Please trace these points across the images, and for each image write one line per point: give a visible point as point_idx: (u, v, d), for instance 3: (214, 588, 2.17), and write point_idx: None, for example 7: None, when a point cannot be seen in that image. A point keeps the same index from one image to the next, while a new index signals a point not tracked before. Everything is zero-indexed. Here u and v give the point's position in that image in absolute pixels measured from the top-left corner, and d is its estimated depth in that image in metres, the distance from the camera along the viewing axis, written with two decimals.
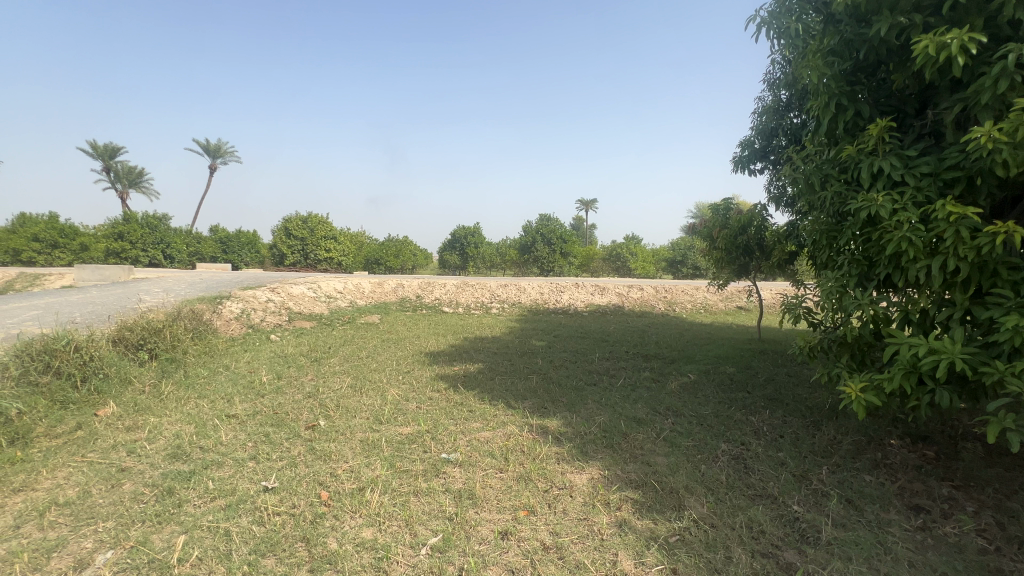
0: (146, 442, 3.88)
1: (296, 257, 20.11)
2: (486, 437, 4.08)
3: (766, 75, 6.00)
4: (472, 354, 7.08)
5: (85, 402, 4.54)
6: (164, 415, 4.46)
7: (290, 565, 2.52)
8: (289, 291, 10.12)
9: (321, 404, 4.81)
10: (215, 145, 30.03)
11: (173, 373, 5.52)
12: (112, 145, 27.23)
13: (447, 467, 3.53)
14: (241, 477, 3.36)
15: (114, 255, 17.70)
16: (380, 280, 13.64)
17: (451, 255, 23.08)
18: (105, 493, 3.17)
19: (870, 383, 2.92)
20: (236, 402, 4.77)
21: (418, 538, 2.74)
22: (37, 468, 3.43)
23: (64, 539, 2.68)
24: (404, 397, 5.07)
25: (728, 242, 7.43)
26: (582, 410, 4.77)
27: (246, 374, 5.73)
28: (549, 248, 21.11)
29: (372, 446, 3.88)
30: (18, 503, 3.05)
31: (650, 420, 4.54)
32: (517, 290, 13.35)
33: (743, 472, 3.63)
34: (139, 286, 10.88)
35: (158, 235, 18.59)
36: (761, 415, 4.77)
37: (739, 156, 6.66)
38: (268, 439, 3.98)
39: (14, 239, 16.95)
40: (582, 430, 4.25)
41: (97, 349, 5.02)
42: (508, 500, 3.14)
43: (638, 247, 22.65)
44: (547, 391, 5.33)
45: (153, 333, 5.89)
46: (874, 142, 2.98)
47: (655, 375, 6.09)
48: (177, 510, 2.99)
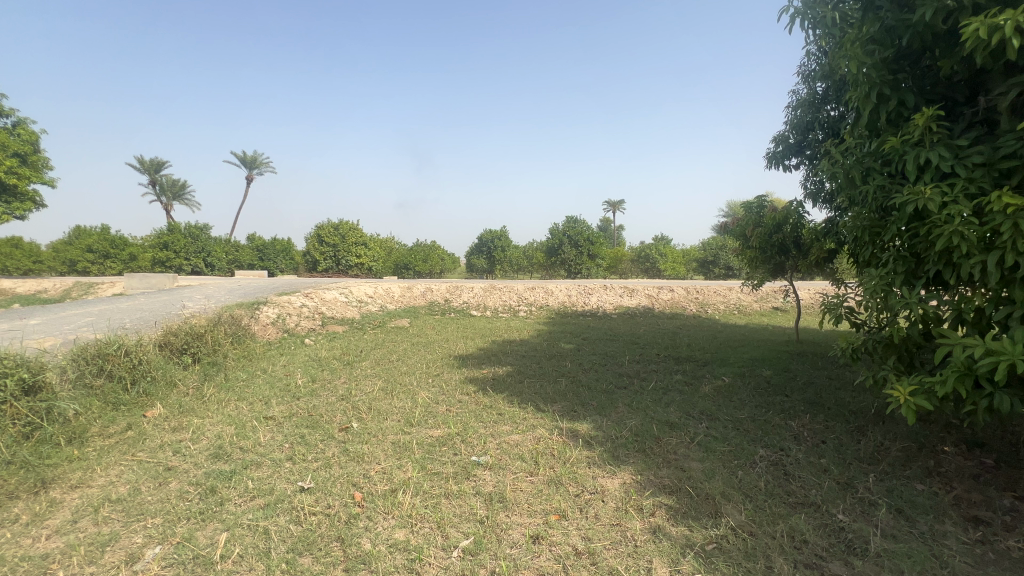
0: (191, 442, 4.06)
1: (328, 263, 20.67)
2: (515, 440, 4.06)
3: (800, 67, 5.82)
4: (501, 358, 7.09)
5: (135, 403, 4.79)
6: (206, 416, 4.65)
7: (325, 564, 2.56)
8: (323, 296, 10.40)
9: (354, 407, 4.91)
10: (252, 156, 31.17)
11: (214, 376, 5.76)
12: (158, 160, 28.72)
13: (477, 470, 3.54)
14: (279, 477, 3.47)
15: (160, 264, 18.71)
16: (408, 284, 13.82)
17: (478, 259, 23.33)
18: (152, 491, 3.32)
19: (919, 386, 2.77)
20: (273, 405, 4.92)
21: (450, 540, 2.75)
22: (92, 465, 3.63)
23: (116, 535, 2.82)
24: (434, 400, 5.12)
25: (762, 241, 7.19)
26: (612, 413, 4.70)
27: (282, 377, 5.90)
28: (577, 250, 20.98)
29: (403, 448, 3.93)
30: (73, 499, 3.22)
31: (683, 424, 4.44)
32: (545, 293, 13.30)
33: (782, 479, 3.49)
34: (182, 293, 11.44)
35: (199, 244, 19.52)
36: (801, 420, 4.59)
37: (773, 151, 6.45)
38: (303, 441, 4.08)
39: (72, 250, 18.16)
40: (613, 433, 4.18)
41: (144, 353, 5.27)
42: (539, 504, 3.12)
43: (667, 248, 22.28)
44: (576, 394, 5.28)
45: (196, 338, 6.15)
46: (921, 133, 2.82)
47: (688, 378, 5.94)
48: (219, 507, 3.10)
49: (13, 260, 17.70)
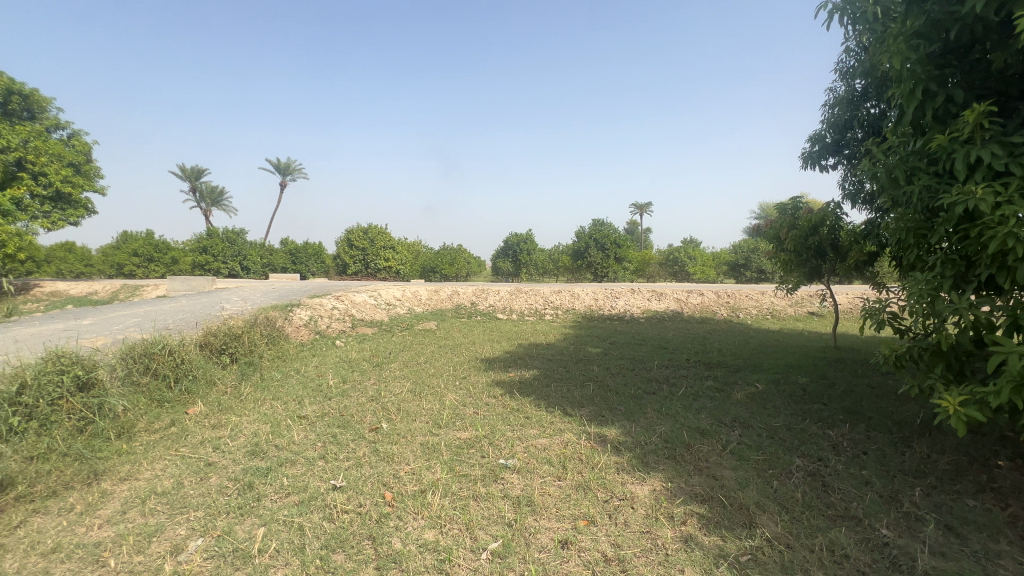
0: (229, 439, 4.22)
1: (357, 266, 21.15)
2: (543, 444, 4.06)
3: (838, 64, 5.64)
4: (527, 361, 7.09)
5: (177, 401, 5.02)
6: (243, 414, 4.82)
7: (358, 562, 2.61)
8: (353, 299, 10.65)
9: (383, 408, 5.00)
10: (286, 163, 32.20)
11: (250, 376, 5.98)
12: (198, 167, 29.99)
13: (505, 473, 3.55)
14: (313, 475, 3.57)
15: (200, 267, 19.55)
16: (435, 287, 13.99)
17: (504, 262, 23.47)
18: (194, 486, 3.46)
19: (971, 396, 2.62)
20: (306, 404, 5.07)
21: (479, 542, 2.77)
22: (140, 459, 3.82)
23: (162, 526, 2.95)
24: (461, 402, 5.16)
25: (798, 244, 6.95)
26: (641, 419, 4.64)
27: (315, 378, 6.07)
28: (604, 253, 20.79)
29: (432, 450, 3.98)
30: (122, 491, 3.38)
31: (715, 432, 4.33)
32: (571, 296, 13.22)
33: (821, 491, 3.37)
34: (221, 295, 11.93)
35: (236, 248, 20.29)
36: (840, 429, 4.42)
37: (808, 151, 6.25)
38: (336, 440, 4.18)
39: (119, 254, 19.16)
40: (642, 439, 4.12)
41: (186, 352, 5.50)
42: (567, 508, 3.10)
43: (697, 251, 21.87)
44: (604, 399, 5.23)
45: (234, 338, 6.37)
46: (971, 130, 2.69)
47: (719, 385, 5.80)
48: (256, 503, 3.21)
49: (66, 264, 18.83)
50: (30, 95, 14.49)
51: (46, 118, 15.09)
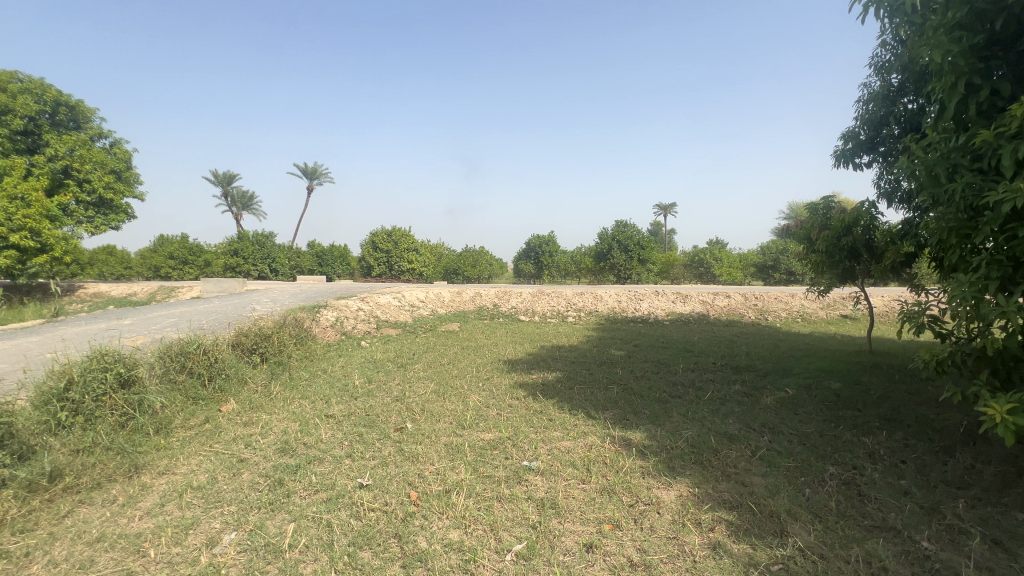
0: (260, 436, 4.34)
1: (382, 268, 21.51)
2: (567, 447, 4.04)
3: (872, 58, 5.46)
4: (550, 363, 7.07)
5: (211, 398, 5.19)
6: (273, 412, 4.95)
7: (384, 559, 2.65)
8: (378, 300, 10.83)
9: (407, 408, 5.07)
10: (313, 167, 33.04)
11: (280, 375, 6.15)
12: (229, 173, 31.02)
13: (529, 475, 3.55)
14: (340, 473, 3.64)
15: (231, 269, 20.19)
16: (458, 289, 14.10)
17: (526, 264, 23.53)
18: (227, 481, 3.58)
19: (1019, 404, 2.50)
20: (333, 404, 5.17)
21: (503, 543, 2.77)
22: (176, 454, 3.96)
23: (197, 520, 3.05)
24: (484, 404, 5.18)
25: (830, 245, 6.72)
26: (666, 423, 4.57)
27: (341, 377, 6.19)
28: (627, 255, 20.58)
29: (456, 450, 4.01)
30: (160, 484, 3.52)
31: (743, 437, 4.23)
32: (594, 298, 13.13)
33: (856, 500, 3.25)
34: (253, 297, 12.30)
35: (265, 251, 20.90)
36: (876, 437, 4.26)
37: (841, 149, 6.06)
38: (362, 439, 4.26)
39: (156, 257, 20.00)
40: (668, 444, 4.06)
41: (219, 352, 5.69)
42: (592, 512, 3.08)
43: (723, 252, 21.45)
44: (628, 402, 5.18)
45: (264, 338, 6.56)
46: (1019, 124, 2.56)
47: (747, 389, 5.66)
48: (287, 499, 3.29)
49: (107, 266, 19.76)
50: (77, 106, 15.28)
51: (91, 127, 15.89)
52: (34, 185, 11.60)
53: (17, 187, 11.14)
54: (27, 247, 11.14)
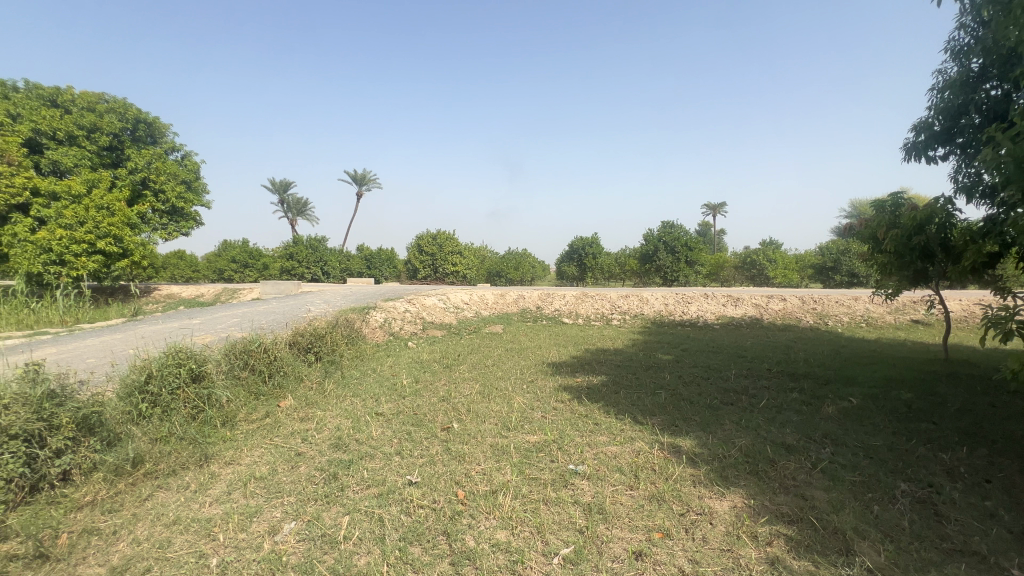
0: (315, 432, 4.55)
1: (427, 271, 22.02)
2: (613, 452, 3.98)
3: (949, 42, 5.04)
4: (595, 366, 6.98)
5: (271, 394, 5.50)
6: (327, 409, 5.18)
7: (434, 556, 2.70)
8: (424, 302, 11.09)
9: (453, 408, 5.15)
10: (362, 174, 34.31)
11: (333, 374, 6.43)
12: (286, 181, 32.78)
13: (575, 479, 3.52)
14: (391, 469, 3.76)
15: (287, 273, 21.30)
16: (501, 291, 14.21)
17: (569, 267, 23.43)
18: (286, 473, 3.77)
19: None
20: (383, 402, 5.34)
21: (550, 546, 2.76)
22: (240, 446, 4.23)
23: (261, 508, 3.24)
24: (529, 406, 5.19)
25: (898, 245, 6.24)
26: (718, 430, 4.40)
27: (389, 377, 6.40)
28: (674, 257, 20.04)
29: (502, 452, 4.03)
30: (227, 474, 3.76)
31: (803, 448, 4.01)
32: (639, 301, 12.85)
33: (933, 521, 3.01)
34: (307, 299, 12.93)
35: (319, 254, 21.82)
36: (955, 453, 3.92)
37: (912, 142, 5.64)
38: (410, 437, 4.37)
39: (222, 261, 21.49)
40: (720, 452, 3.92)
41: (279, 351, 6.01)
42: (641, 519, 3.01)
43: (778, 253, 20.45)
44: (677, 408, 5.03)
45: (318, 338, 6.88)
46: None
47: (807, 398, 5.35)
48: (341, 492, 3.44)
49: (178, 270, 21.38)
50: (153, 122, 16.63)
51: (165, 142, 17.24)
52: (117, 196, 12.71)
53: (103, 198, 12.25)
54: (111, 253, 12.22)
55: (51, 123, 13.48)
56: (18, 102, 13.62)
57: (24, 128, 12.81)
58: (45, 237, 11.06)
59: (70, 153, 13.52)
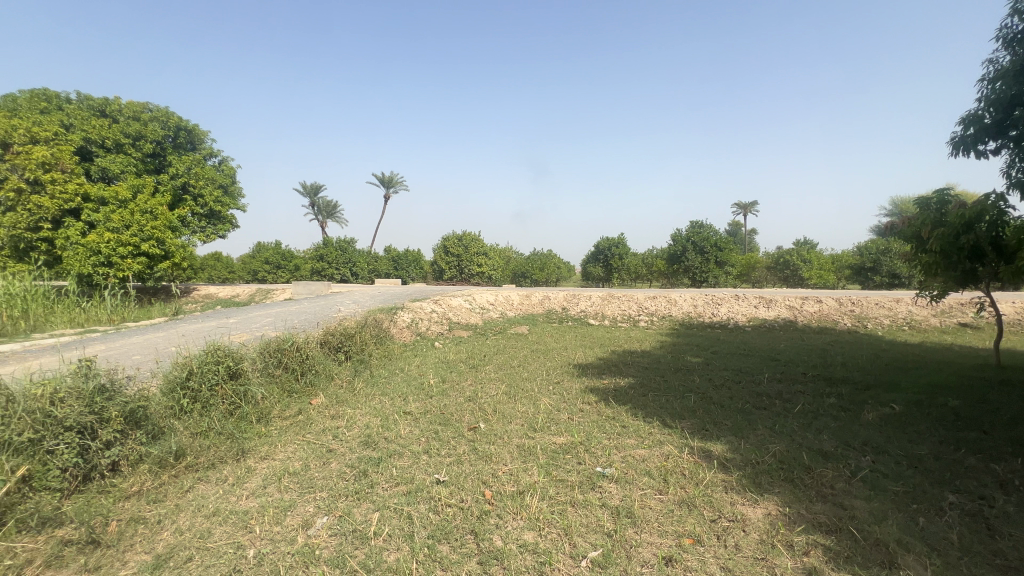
0: (345, 429, 4.65)
1: (453, 272, 22.23)
2: (642, 455, 3.92)
3: (1002, 30, 4.78)
4: (622, 368, 6.90)
5: (303, 392, 5.66)
6: (357, 407, 5.29)
7: (462, 555, 2.72)
8: (450, 303, 11.20)
9: (480, 408, 5.19)
10: (390, 177, 34.97)
11: (362, 373, 6.56)
12: (316, 184, 33.72)
13: (603, 482, 3.49)
14: (419, 468, 3.81)
15: (318, 274, 21.87)
16: (527, 292, 14.19)
17: (594, 267, 23.26)
18: (318, 469, 3.87)
19: None
20: (410, 401, 5.42)
21: (578, 549, 2.75)
22: (275, 442, 4.36)
23: (294, 503, 3.33)
24: (555, 407, 5.17)
25: (944, 244, 5.92)
26: (750, 436, 4.28)
27: (417, 376, 6.48)
28: (703, 257, 19.62)
29: (529, 452, 4.03)
30: (262, 468, 3.89)
31: (841, 456, 3.86)
32: (667, 302, 12.64)
33: (984, 536, 2.85)
34: (337, 299, 13.23)
35: (347, 255, 22.16)
36: (1009, 464, 3.69)
37: (960, 136, 5.36)
38: (437, 436, 4.42)
39: (256, 262, 22.24)
40: (753, 458, 3.81)
41: (310, 350, 6.18)
42: (670, 524, 2.97)
43: (813, 253, 19.77)
44: (707, 411, 4.92)
45: (348, 338, 7.04)
46: None
47: (845, 404, 5.15)
48: (371, 489, 3.50)
49: (215, 271, 22.24)
50: (193, 130, 17.34)
51: (204, 148, 17.96)
52: (160, 201, 13.33)
53: (147, 203, 12.89)
54: (154, 255, 12.83)
55: (100, 132, 14.22)
56: (70, 113, 14.43)
57: (76, 136, 13.58)
58: (94, 240, 11.69)
59: (117, 160, 14.23)
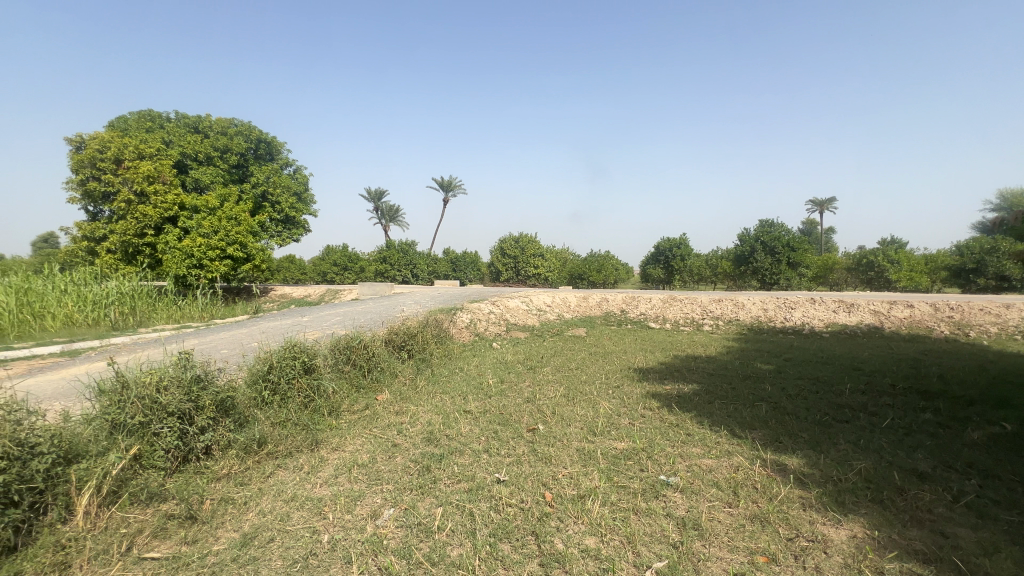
0: (409, 425, 4.82)
1: (509, 274, 22.42)
2: (709, 465, 3.75)
3: None
4: (685, 374, 6.64)
5: (369, 388, 5.94)
6: (419, 404, 5.47)
7: (524, 555, 2.74)
8: (507, 304, 11.29)
9: (538, 410, 5.18)
10: (449, 181, 35.96)
11: (424, 370, 6.78)
12: (379, 190, 35.38)
13: (667, 491, 3.37)
14: (479, 466, 3.87)
15: (381, 275, 22.88)
16: (584, 294, 14.02)
17: (654, 269, 22.59)
18: (385, 462, 4.05)
19: None
20: (470, 400, 5.53)
21: (642, 558, 2.67)
22: (345, 434, 4.61)
23: (363, 493, 3.51)
24: (615, 412, 5.07)
25: None
26: (831, 450, 3.97)
27: (476, 376, 6.60)
28: (773, 258, 18.46)
29: (589, 456, 3.98)
30: (334, 459, 4.12)
31: (940, 478, 3.47)
32: (734, 305, 12.01)
33: None
34: (400, 300, 13.75)
35: (409, 257, 23.06)
36: None
37: None
38: (497, 436, 4.48)
39: (326, 264, 23.64)
40: (835, 475, 3.52)
41: (376, 348, 6.47)
42: (741, 540, 2.81)
43: (901, 253, 18.02)
44: (781, 422, 4.62)
45: (410, 337, 7.30)
46: None
47: (944, 420, 4.63)
48: (434, 484, 3.61)
49: (290, 272, 23.89)
50: (272, 142, 18.74)
51: (281, 158, 19.36)
52: (243, 208, 14.55)
53: (232, 211, 14.13)
54: (238, 257, 13.99)
55: (194, 147, 15.73)
56: (170, 131, 16.12)
57: (175, 152, 15.12)
58: (189, 244, 12.94)
59: (208, 172, 15.67)
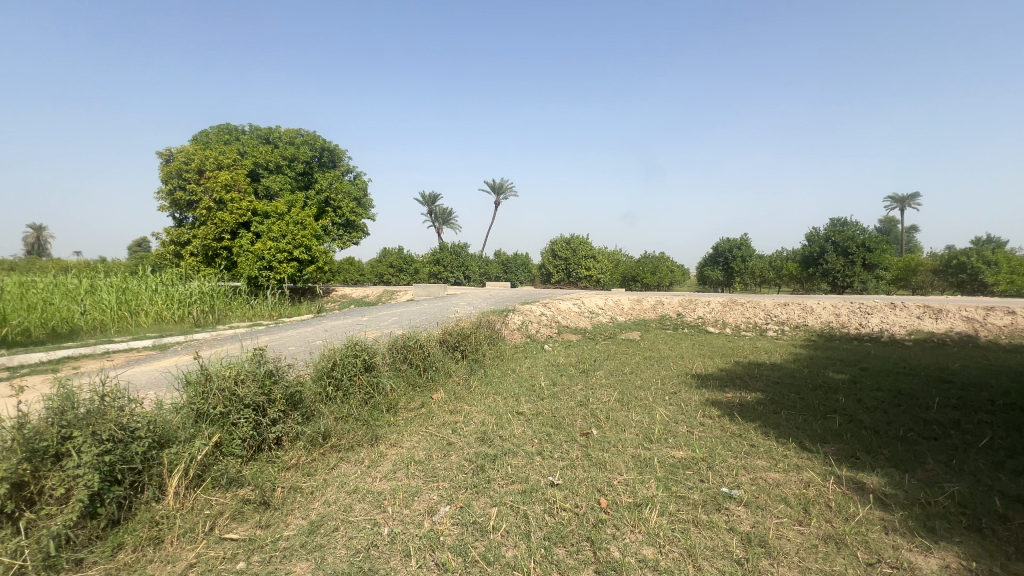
0: (463, 425, 4.90)
1: (560, 276, 22.29)
2: (775, 479, 3.54)
3: None
4: (748, 381, 6.30)
5: (425, 386, 6.10)
6: (472, 404, 5.55)
7: (579, 561, 2.70)
8: (559, 306, 11.22)
9: (591, 414, 5.11)
10: (500, 183, 36.36)
11: (476, 371, 6.88)
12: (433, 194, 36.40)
13: (730, 504, 3.22)
14: (533, 468, 3.87)
15: (435, 277, 23.47)
16: (638, 297, 13.67)
17: (712, 271, 21.66)
18: (440, 460, 4.14)
19: None
20: (522, 402, 5.54)
21: (703, 573, 2.56)
22: (402, 431, 4.76)
23: (420, 489, 3.61)
24: (673, 418, 4.90)
25: None
26: (917, 470, 3.63)
27: (528, 378, 6.61)
28: (846, 259, 17.15)
29: (645, 464, 3.87)
30: (392, 454, 4.27)
31: None
32: (802, 310, 11.27)
33: None
34: (453, 301, 14.03)
35: (461, 259, 23.49)
36: None
37: None
38: (550, 439, 4.46)
39: (383, 266, 24.57)
40: (922, 497, 3.22)
41: (431, 348, 6.64)
42: (814, 561, 2.63)
43: (1000, 253, 16.16)
44: (857, 437, 4.28)
45: (464, 338, 7.43)
46: None
47: None
48: (488, 484, 3.64)
49: (350, 274, 25.05)
50: (335, 150, 19.74)
51: (342, 164, 20.31)
52: (307, 213, 15.27)
53: (297, 215, 14.89)
54: (302, 260, 14.68)
55: (265, 157, 16.88)
56: (245, 142, 17.41)
57: (250, 161, 16.31)
58: (260, 248, 13.89)
59: (278, 180, 16.78)
